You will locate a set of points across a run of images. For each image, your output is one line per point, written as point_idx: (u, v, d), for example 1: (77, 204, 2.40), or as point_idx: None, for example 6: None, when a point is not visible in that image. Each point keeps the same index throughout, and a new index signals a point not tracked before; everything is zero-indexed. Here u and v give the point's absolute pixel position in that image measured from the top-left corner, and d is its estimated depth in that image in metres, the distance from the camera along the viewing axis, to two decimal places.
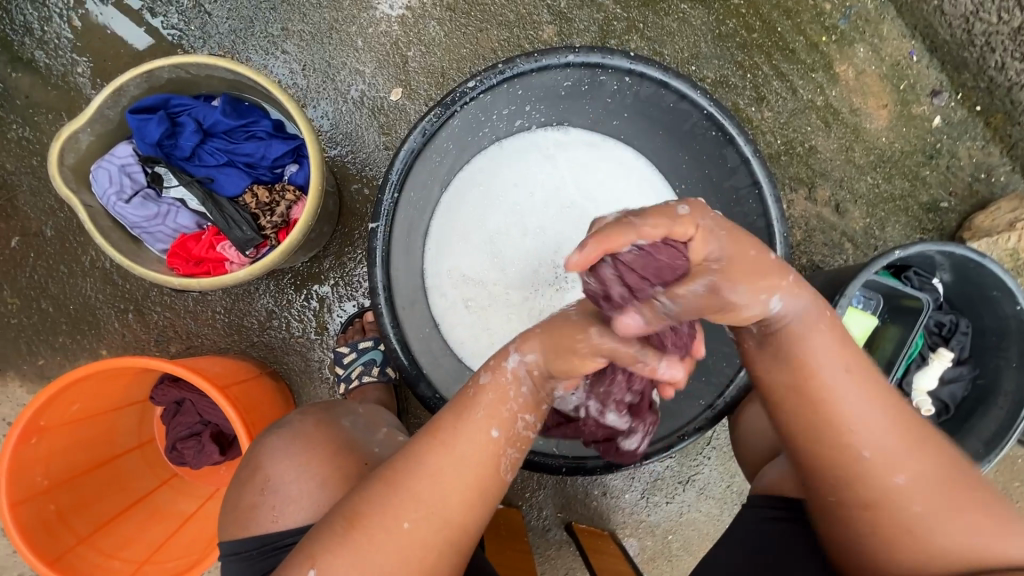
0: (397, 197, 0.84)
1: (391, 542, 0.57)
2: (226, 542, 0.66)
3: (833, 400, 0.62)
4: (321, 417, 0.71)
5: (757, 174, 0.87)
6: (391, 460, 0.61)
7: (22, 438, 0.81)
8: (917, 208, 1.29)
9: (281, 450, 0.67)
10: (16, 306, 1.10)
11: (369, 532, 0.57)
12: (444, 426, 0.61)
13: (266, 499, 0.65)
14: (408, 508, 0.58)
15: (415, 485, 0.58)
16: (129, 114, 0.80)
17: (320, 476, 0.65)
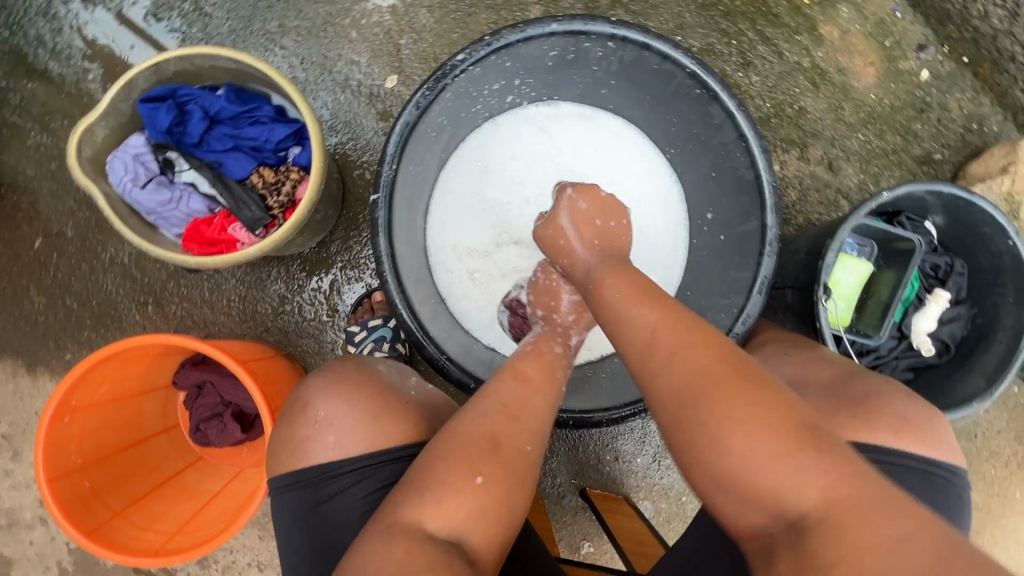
0: (396, 169, 0.88)
1: (526, 461, 0.65)
2: (277, 477, 0.72)
3: (637, 348, 0.62)
4: (361, 362, 0.77)
5: (742, 128, 0.89)
6: (497, 396, 0.68)
7: (57, 416, 0.87)
8: (910, 161, 1.30)
9: (331, 388, 0.73)
10: (42, 304, 1.16)
11: (510, 451, 0.64)
12: (533, 373, 0.72)
13: (312, 435, 0.71)
14: (534, 432, 0.67)
15: (532, 415, 0.68)
16: (140, 104, 0.85)
17: (373, 409, 0.71)
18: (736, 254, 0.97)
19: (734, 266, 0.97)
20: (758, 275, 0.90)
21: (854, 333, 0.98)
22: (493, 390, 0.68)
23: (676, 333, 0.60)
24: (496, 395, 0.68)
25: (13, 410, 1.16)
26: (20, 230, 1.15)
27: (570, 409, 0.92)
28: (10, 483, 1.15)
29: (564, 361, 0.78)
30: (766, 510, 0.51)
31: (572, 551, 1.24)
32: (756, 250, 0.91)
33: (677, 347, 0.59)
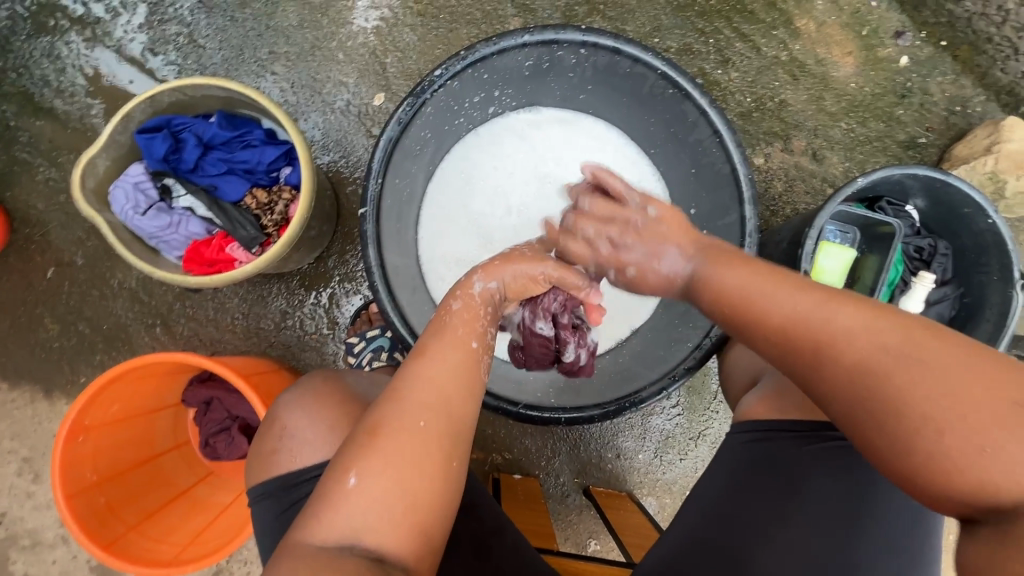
0: (382, 183, 0.92)
1: (410, 446, 0.60)
2: (253, 488, 0.74)
3: (745, 297, 0.63)
4: (328, 375, 0.79)
5: (715, 124, 0.92)
6: (388, 382, 0.65)
7: (71, 435, 0.91)
8: (895, 147, 1.31)
9: (296, 400, 0.75)
10: (56, 330, 1.21)
11: (390, 438, 0.60)
12: (430, 347, 0.66)
13: (284, 445, 0.73)
14: (422, 411, 0.62)
15: (419, 392, 0.63)
16: (137, 135, 0.90)
17: (330, 419, 0.72)
18: None
19: None
20: None
21: None
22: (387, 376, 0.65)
23: (794, 292, 0.60)
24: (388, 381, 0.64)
25: (33, 434, 1.20)
26: (33, 261, 1.21)
27: (563, 406, 0.94)
28: (32, 505, 1.20)
29: (478, 322, 0.70)
30: (971, 459, 0.48)
31: (579, 550, 1.25)
32: (737, 242, 0.93)
33: (786, 295, 0.61)
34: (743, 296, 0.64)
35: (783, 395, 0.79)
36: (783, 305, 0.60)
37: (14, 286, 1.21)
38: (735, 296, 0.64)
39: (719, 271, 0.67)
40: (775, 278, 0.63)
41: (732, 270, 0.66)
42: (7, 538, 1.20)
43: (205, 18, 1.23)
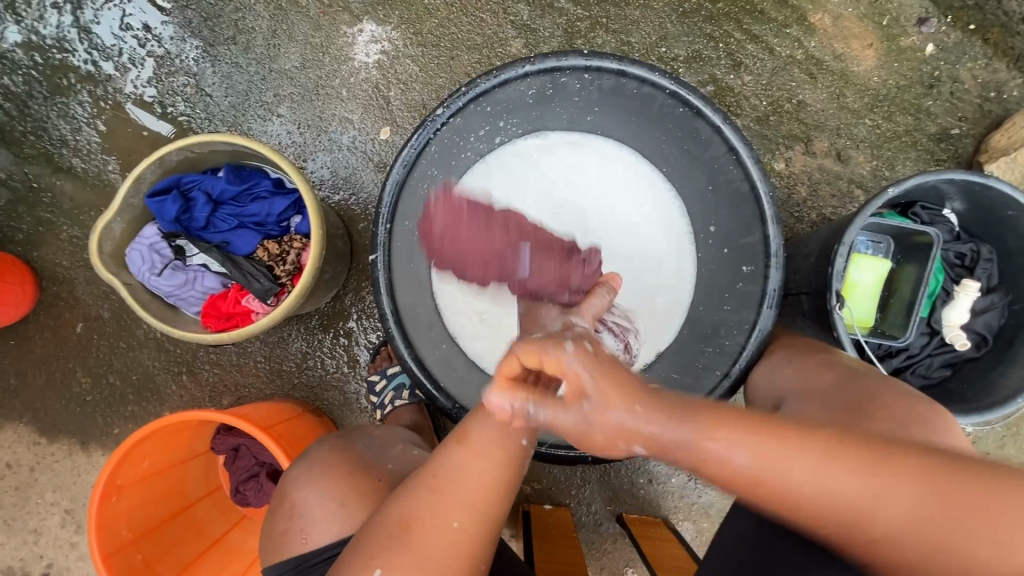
0: (391, 226, 0.91)
1: (440, 546, 0.60)
2: (267, 568, 0.72)
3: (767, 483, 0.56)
4: (337, 442, 0.79)
5: (731, 141, 0.88)
6: (426, 467, 0.64)
7: (105, 495, 0.92)
8: (926, 140, 1.24)
9: (304, 476, 0.74)
10: (88, 384, 1.24)
11: (421, 535, 0.60)
12: (474, 433, 0.63)
13: (295, 523, 0.71)
14: (457, 508, 0.61)
15: (458, 492, 0.62)
16: (147, 199, 0.91)
17: (339, 495, 0.71)
18: (742, 266, 0.95)
19: (742, 279, 0.94)
20: (765, 289, 0.88)
21: (878, 335, 0.94)
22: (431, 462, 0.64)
23: (796, 461, 0.56)
24: (433, 470, 0.63)
25: (73, 486, 1.23)
26: (62, 318, 1.24)
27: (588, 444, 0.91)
28: (77, 555, 1.23)
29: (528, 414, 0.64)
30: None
31: None
32: (762, 263, 0.89)
33: (799, 474, 0.55)
34: (753, 474, 0.56)
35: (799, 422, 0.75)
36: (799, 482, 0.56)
37: (46, 343, 1.24)
38: (809, 503, 0.56)
39: (720, 438, 0.56)
40: (777, 439, 0.56)
41: (728, 434, 0.56)
42: None
43: (210, 67, 1.25)
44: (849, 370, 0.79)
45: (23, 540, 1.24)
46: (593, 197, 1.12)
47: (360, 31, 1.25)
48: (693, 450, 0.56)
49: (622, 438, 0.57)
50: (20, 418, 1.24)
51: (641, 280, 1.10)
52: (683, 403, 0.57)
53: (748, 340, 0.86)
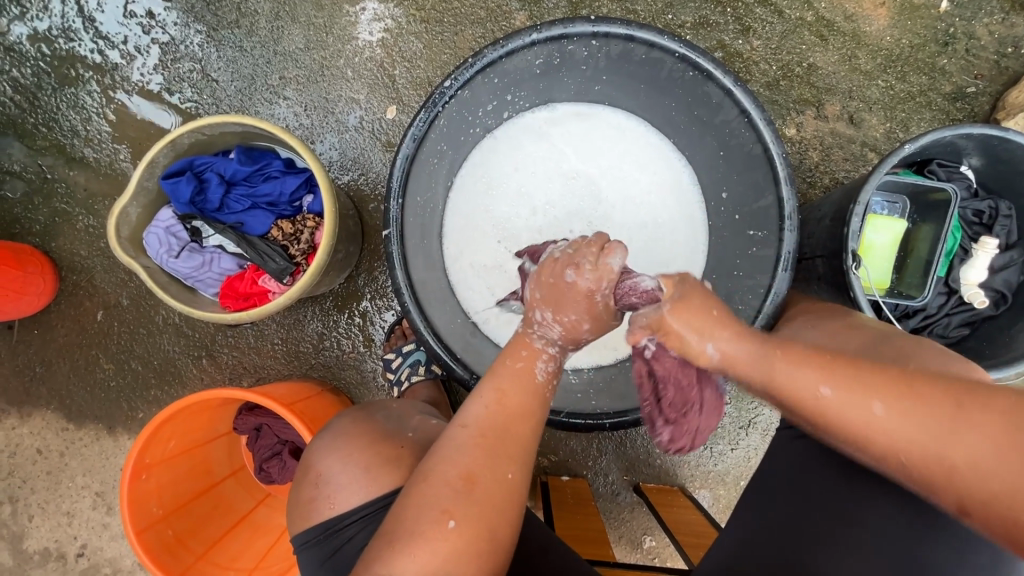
0: (402, 202, 0.91)
1: (503, 493, 0.63)
2: (298, 535, 0.74)
3: (837, 421, 0.58)
4: (358, 414, 0.80)
5: (743, 103, 0.87)
6: (472, 423, 0.65)
7: (135, 474, 0.94)
8: (941, 99, 1.22)
9: (328, 446, 0.75)
10: (112, 369, 1.26)
11: (485, 487, 0.62)
12: (512, 391, 0.67)
13: (322, 491, 0.73)
14: (512, 458, 0.64)
15: (510, 443, 0.64)
16: (162, 181, 0.91)
17: (362, 462, 0.72)
18: (753, 230, 0.95)
19: (755, 244, 0.94)
20: (780, 252, 0.87)
21: (895, 296, 0.93)
22: (474, 417, 0.65)
23: (798, 369, 0.59)
24: (475, 424, 0.65)
25: (103, 469, 1.27)
26: (83, 306, 1.26)
27: (605, 411, 0.92)
28: (110, 535, 1.27)
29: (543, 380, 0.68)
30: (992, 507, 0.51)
31: (634, 547, 1.24)
32: (776, 226, 0.88)
33: (860, 417, 0.56)
34: (819, 403, 0.58)
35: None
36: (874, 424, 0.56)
37: (69, 331, 1.27)
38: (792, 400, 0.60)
39: (761, 366, 0.60)
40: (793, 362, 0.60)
41: (788, 368, 0.60)
42: (90, 566, 1.27)
43: (215, 52, 1.25)
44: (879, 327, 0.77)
45: (57, 522, 1.27)
46: (603, 169, 1.11)
47: (363, 9, 1.24)
48: (743, 370, 0.62)
49: (699, 338, 0.62)
50: (47, 405, 1.27)
51: (652, 250, 1.10)
52: (756, 334, 0.63)
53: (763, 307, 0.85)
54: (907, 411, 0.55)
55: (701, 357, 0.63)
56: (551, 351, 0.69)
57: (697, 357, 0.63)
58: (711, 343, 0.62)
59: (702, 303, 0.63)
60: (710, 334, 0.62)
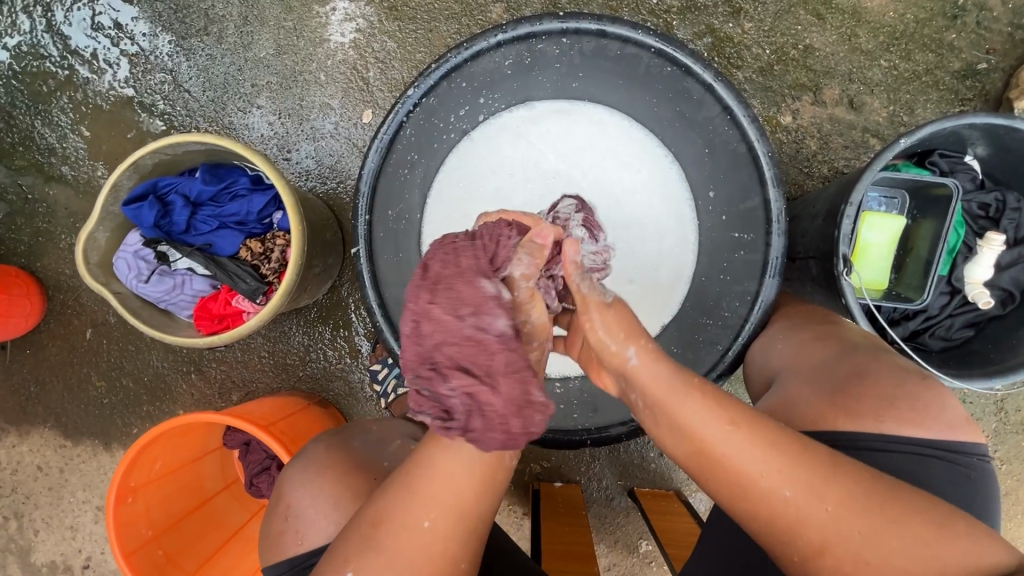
0: (370, 218, 0.88)
1: (411, 544, 0.59)
2: (268, 567, 0.73)
3: (722, 464, 0.59)
4: (332, 440, 0.78)
5: (725, 99, 0.82)
6: (402, 468, 0.62)
7: (119, 498, 0.95)
8: (949, 78, 1.14)
9: (298, 477, 0.74)
10: (103, 387, 1.27)
11: (392, 534, 0.59)
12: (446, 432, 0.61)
13: (290, 524, 0.72)
14: (427, 508, 0.59)
15: (428, 489, 0.59)
16: (124, 207, 0.89)
17: (332, 496, 0.71)
18: (740, 233, 0.90)
19: (741, 248, 0.89)
20: (768, 257, 0.83)
21: (893, 298, 0.88)
22: (405, 461, 0.62)
23: (707, 406, 0.60)
24: (403, 466, 0.62)
25: (101, 484, 1.28)
26: (71, 325, 1.27)
27: (587, 427, 0.91)
28: None
29: None
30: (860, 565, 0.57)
31: (630, 551, 1.22)
32: (763, 230, 0.84)
33: (756, 462, 0.59)
34: (713, 444, 0.59)
35: (789, 401, 0.73)
36: (758, 471, 0.59)
37: (60, 350, 1.27)
38: (693, 435, 0.60)
39: (677, 399, 0.61)
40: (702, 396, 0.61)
41: (695, 405, 0.60)
42: None
43: (185, 61, 1.22)
44: (847, 344, 0.76)
45: (62, 536, 1.30)
46: (586, 169, 1.06)
47: (333, 9, 1.19)
48: (659, 399, 0.61)
49: (613, 340, 0.62)
50: (44, 423, 1.29)
51: (637, 253, 1.04)
52: (681, 371, 0.62)
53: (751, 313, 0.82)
54: (797, 465, 0.59)
55: (619, 362, 0.62)
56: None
57: (614, 357, 0.63)
58: (634, 357, 0.62)
59: (626, 310, 0.64)
60: (635, 338, 0.62)
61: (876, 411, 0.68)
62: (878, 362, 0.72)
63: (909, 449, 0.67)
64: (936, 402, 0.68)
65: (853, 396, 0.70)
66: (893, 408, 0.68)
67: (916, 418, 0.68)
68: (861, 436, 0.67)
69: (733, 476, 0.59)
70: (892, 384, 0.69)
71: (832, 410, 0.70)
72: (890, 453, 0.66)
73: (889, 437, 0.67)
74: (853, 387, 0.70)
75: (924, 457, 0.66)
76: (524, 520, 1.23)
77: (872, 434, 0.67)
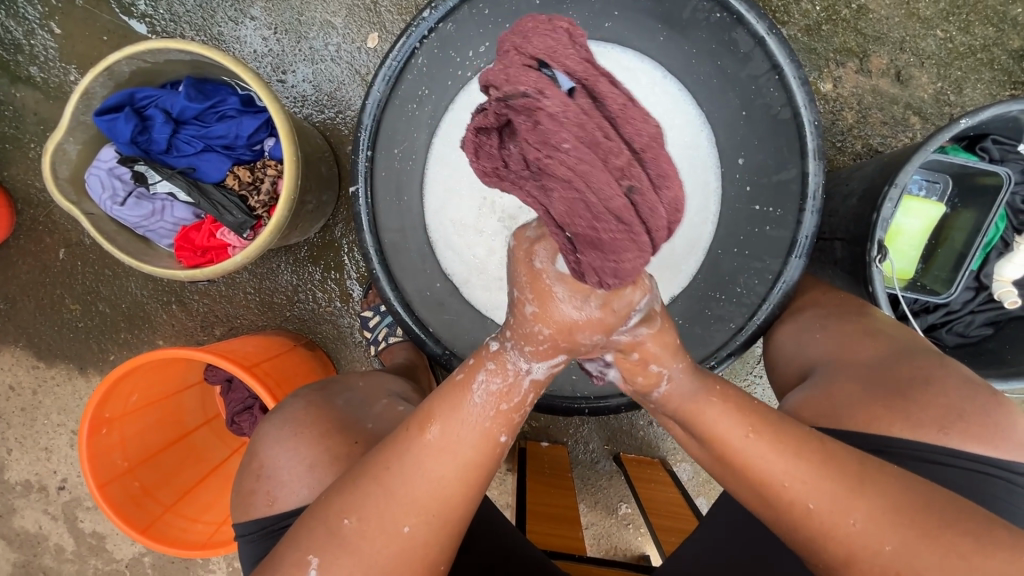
0: (372, 153, 0.80)
1: (388, 548, 0.54)
2: (238, 527, 0.70)
3: (762, 478, 0.54)
4: (314, 399, 0.74)
5: (775, 55, 0.75)
6: (387, 462, 0.54)
7: (94, 429, 0.91)
8: (1005, 57, 1.06)
9: (275, 434, 0.71)
10: (78, 310, 1.21)
11: (364, 533, 0.54)
12: (443, 433, 0.54)
13: (262, 485, 0.68)
14: (408, 512, 0.53)
15: (414, 492, 0.53)
16: (97, 117, 0.81)
17: (307, 460, 0.67)
18: (767, 208, 0.84)
19: (768, 223, 0.83)
20: (797, 236, 0.77)
21: (917, 290, 0.84)
22: (400, 456, 0.54)
23: (798, 457, 0.54)
24: (396, 469, 0.54)
25: (76, 408, 1.24)
26: (43, 242, 1.19)
27: (587, 395, 0.87)
28: None
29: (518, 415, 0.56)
30: None
31: (609, 512, 1.23)
32: (795, 206, 0.78)
33: (813, 481, 0.53)
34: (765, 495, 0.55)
35: (830, 397, 0.68)
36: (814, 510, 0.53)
37: (31, 267, 1.20)
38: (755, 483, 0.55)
39: (771, 464, 0.53)
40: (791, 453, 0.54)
41: (782, 463, 0.53)
42: (72, 500, 1.27)
43: None
44: (896, 345, 0.70)
45: (36, 457, 1.26)
46: None
47: None
48: (693, 415, 0.56)
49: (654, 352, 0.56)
50: (16, 342, 1.23)
51: None
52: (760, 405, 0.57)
53: (785, 273, 0.78)
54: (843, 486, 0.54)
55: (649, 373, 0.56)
56: (537, 377, 0.55)
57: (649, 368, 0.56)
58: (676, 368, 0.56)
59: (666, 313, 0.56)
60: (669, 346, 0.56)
61: (939, 422, 0.63)
62: (945, 371, 0.67)
63: (969, 465, 0.62)
64: (1005, 420, 0.64)
65: (915, 402, 0.65)
66: (959, 421, 0.63)
67: (981, 433, 0.63)
68: (929, 448, 0.63)
69: (766, 475, 0.54)
70: (958, 397, 0.64)
71: (886, 413, 0.65)
72: (949, 466, 0.62)
73: (957, 453, 0.62)
74: (918, 395, 0.65)
75: (982, 475, 0.62)
76: (508, 476, 1.22)
77: (944, 450, 0.63)
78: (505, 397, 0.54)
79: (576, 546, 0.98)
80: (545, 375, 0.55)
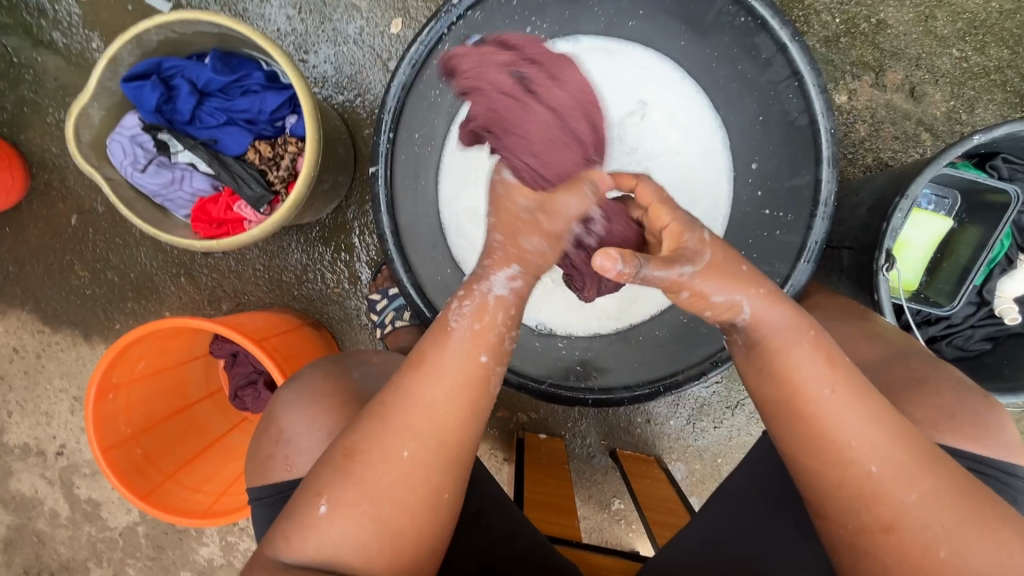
0: (393, 135, 0.82)
1: (388, 471, 0.56)
2: (254, 488, 0.71)
3: (829, 438, 0.55)
4: (329, 371, 0.75)
5: (796, 62, 0.76)
6: (382, 395, 0.58)
7: (100, 394, 0.92)
8: (1018, 80, 1.07)
9: (286, 405, 0.72)
10: (87, 278, 1.21)
11: (366, 463, 0.56)
12: (430, 358, 0.58)
13: (280, 449, 0.70)
14: (406, 436, 0.56)
15: (411, 418, 0.56)
16: (124, 84, 0.82)
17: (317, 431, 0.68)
18: (777, 212, 0.85)
19: (778, 227, 0.84)
20: (806, 241, 0.79)
21: (921, 302, 0.86)
22: (399, 385, 0.57)
23: (858, 409, 0.55)
24: (391, 402, 0.57)
25: (79, 375, 1.24)
26: (56, 208, 1.19)
27: (591, 387, 0.88)
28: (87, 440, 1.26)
29: (501, 337, 0.58)
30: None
31: (602, 507, 1.24)
32: (806, 211, 0.80)
33: (875, 440, 0.55)
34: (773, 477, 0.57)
35: None
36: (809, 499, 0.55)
37: (42, 232, 1.20)
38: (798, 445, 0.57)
39: (846, 412, 0.55)
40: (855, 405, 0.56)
41: (853, 417, 0.55)
42: (69, 466, 1.27)
43: None
44: (895, 347, 0.72)
45: (36, 421, 1.27)
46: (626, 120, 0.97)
47: None
48: (783, 371, 0.57)
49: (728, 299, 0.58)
50: (22, 305, 1.23)
51: None
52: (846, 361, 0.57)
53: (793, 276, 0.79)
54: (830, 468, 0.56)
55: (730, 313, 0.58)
56: (500, 291, 0.58)
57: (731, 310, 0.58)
58: (767, 308, 0.58)
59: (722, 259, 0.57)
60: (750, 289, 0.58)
61: (932, 421, 0.65)
62: (939, 373, 0.68)
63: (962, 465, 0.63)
64: (996, 422, 0.65)
65: (910, 399, 0.66)
66: (950, 421, 0.65)
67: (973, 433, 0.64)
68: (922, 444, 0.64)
69: (825, 439, 0.56)
70: (952, 398, 0.66)
71: None
72: None
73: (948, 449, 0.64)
74: (913, 393, 0.66)
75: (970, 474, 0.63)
76: (504, 465, 1.24)
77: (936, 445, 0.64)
78: (476, 313, 0.58)
79: (571, 534, 1.00)
80: (507, 291, 0.58)
